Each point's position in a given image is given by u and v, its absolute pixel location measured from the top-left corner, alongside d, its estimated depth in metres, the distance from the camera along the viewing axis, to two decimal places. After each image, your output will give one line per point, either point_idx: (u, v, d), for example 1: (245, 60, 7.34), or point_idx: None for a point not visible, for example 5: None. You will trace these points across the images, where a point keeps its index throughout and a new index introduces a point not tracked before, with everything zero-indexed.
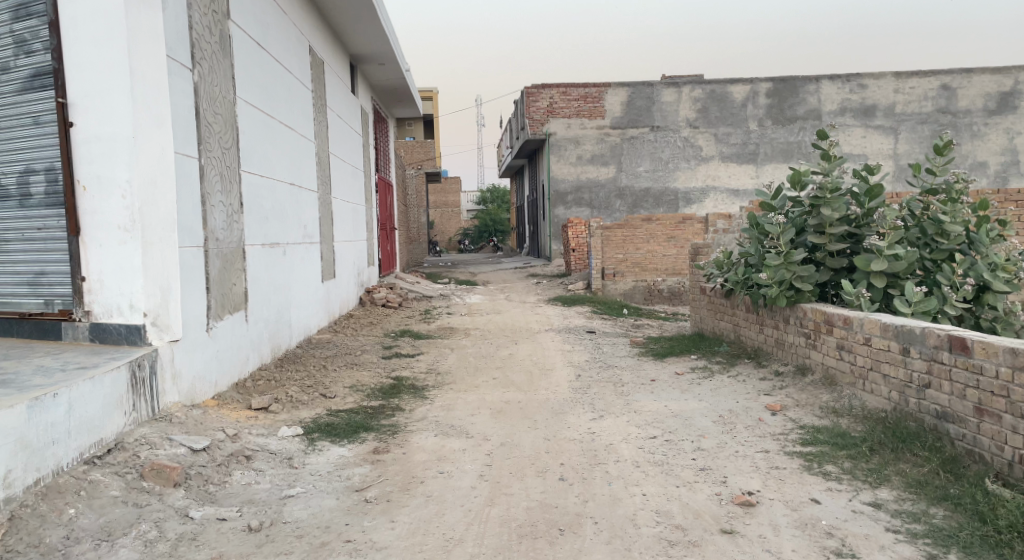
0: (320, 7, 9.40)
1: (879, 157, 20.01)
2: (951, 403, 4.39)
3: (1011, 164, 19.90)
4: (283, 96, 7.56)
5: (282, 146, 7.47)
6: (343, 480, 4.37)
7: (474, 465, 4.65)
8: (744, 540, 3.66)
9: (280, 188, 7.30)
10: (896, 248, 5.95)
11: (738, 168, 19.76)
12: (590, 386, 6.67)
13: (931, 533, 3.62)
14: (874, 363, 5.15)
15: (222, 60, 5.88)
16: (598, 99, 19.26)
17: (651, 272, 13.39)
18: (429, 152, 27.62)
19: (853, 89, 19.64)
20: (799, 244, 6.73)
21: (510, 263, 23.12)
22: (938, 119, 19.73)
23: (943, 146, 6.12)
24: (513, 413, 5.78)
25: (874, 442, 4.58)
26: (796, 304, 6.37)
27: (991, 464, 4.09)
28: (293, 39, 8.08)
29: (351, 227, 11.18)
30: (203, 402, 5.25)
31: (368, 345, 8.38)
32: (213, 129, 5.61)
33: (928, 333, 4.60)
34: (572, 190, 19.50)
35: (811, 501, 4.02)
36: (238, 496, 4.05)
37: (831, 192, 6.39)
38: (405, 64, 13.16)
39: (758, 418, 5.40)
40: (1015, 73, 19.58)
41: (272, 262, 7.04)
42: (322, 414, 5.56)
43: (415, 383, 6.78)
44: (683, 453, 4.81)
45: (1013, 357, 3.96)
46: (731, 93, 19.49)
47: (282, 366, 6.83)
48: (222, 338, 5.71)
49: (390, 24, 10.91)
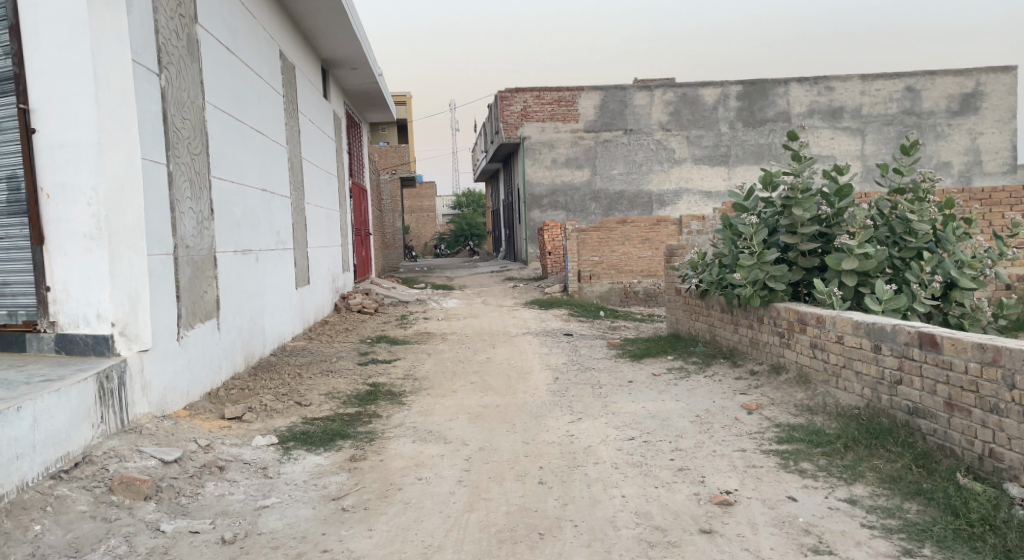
0: (290, 11, 9.32)
1: (847, 158, 20.33)
2: (922, 399, 4.45)
3: (974, 164, 20.31)
4: (252, 100, 7.44)
5: (253, 151, 7.36)
6: (319, 489, 4.32)
7: (453, 470, 4.62)
8: (723, 540, 3.68)
9: (252, 193, 7.21)
10: (866, 247, 6.03)
11: (710, 170, 19.94)
12: (568, 389, 6.67)
13: (905, 528, 3.65)
14: (847, 360, 5.22)
15: (190, 64, 5.79)
16: (572, 103, 19.34)
17: (626, 275, 13.44)
18: (404, 157, 27.35)
19: (820, 91, 19.96)
20: (771, 245, 6.80)
21: (488, 266, 23.31)
22: (903, 120, 20.08)
23: (909, 146, 6.16)
24: (491, 417, 5.76)
25: (848, 439, 4.62)
26: (769, 303, 6.43)
27: (962, 458, 4.13)
28: (263, 43, 7.98)
29: (325, 232, 11.08)
30: (174, 413, 5.16)
31: (344, 352, 8.32)
32: (182, 135, 5.52)
33: (899, 330, 4.67)
34: (547, 193, 19.52)
35: (787, 499, 4.05)
36: (212, 508, 3.98)
37: (802, 192, 6.47)
38: (377, 68, 13.05)
39: (733, 416, 5.45)
40: (977, 75, 19.98)
41: (244, 270, 6.95)
42: (297, 422, 5.49)
43: (392, 389, 6.73)
44: (661, 454, 4.82)
45: (981, 352, 4.02)
46: (702, 96, 19.69)
47: (256, 374, 6.73)
48: (194, 347, 5.62)
49: (361, 27, 10.81)
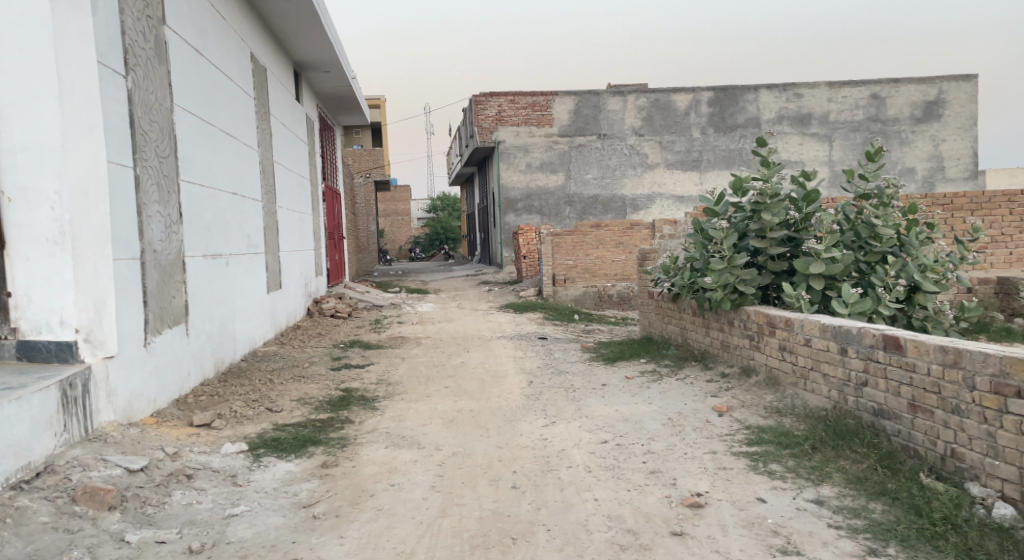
0: (262, 14, 9.26)
1: (815, 164, 20.64)
2: (887, 400, 4.53)
3: (937, 170, 20.75)
4: (222, 103, 7.36)
5: (223, 154, 7.28)
6: (290, 496, 4.28)
7: (426, 476, 4.61)
8: (694, 542, 3.71)
9: (222, 197, 7.13)
10: (833, 251, 6.13)
11: (683, 174, 20.13)
12: (542, 392, 6.68)
13: (871, 527, 3.71)
14: (814, 363, 5.29)
15: (158, 66, 5.72)
16: (546, 107, 19.42)
17: (600, 278, 13.52)
18: (378, 160, 27.20)
19: (789, 98, 20.26)
20: (741, 249, 6.88)
21: (462, 270, 23.24)
22: (869, 127, 20.44)
23: (875, 152, 6.29)
24: (465, 422, 5.75)
25: (816, 440, 4.69)
26: (739, 307, 6.51)
27: (925, 459, 4.22)
28: (234, 46, 7.91)
29: (297, 236, 10.99)
30: (140, 420, 5.07)
31: (316, 357, 8.25)
32: (149, 138, 5.45)
33: (865, 332, 4.76)
34: (522, 197, 19.55)
35: (757, 500, 4.09)
36: (179, 517, 3.92)
37: (771, 197, 6.55)
38: (350, 72, 12.99)
39: (705, 419, 5.50)
40: (940, 83, 20.43)
41: (214, 274, 6.87)
42: (268, 428, 5.44)
43: (365, 394, 6.69)
44: (634, 456, 4.85)
45: (943, 354, 4.11)
46: (675, 102, 19.89)
47: (226, 381, 6.64)
48: (161, 353, 5.54)
49: (334, 31, 10.76)
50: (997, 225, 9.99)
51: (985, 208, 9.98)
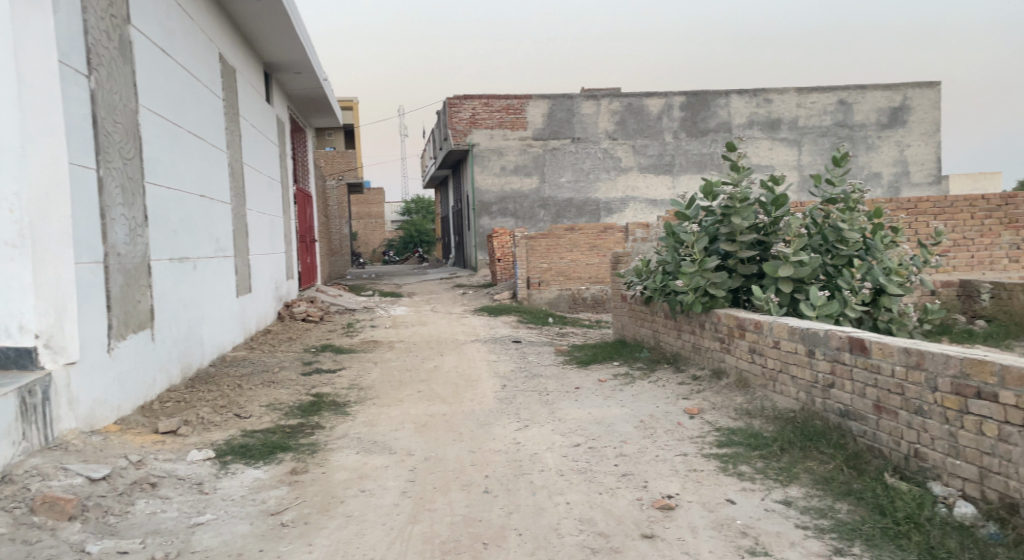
0: (231, 14, 9.15)
1: (785, 168, 20.93)
2: (853, 401, 4.60)
3: (902, 175, 21.15)
4: (190, 104, 7.26)
5: (191, 157, 7.18)
6: (258, 504, 4.22)
7: (397, 481, 4.58)
8: (664, 544, 3.73)
9: (189, 200, 7.03)
10: (801, 255, 6.20)
11: (656, 178, 20.28)
12: (515, 396, 6.68)
13: (836, 527, 3.76)
14: (783, 365, 5.36)
15: (122, 66, 5.62)
16: (519, 111, 19.46)
17: (574, 281, 13.57)
18: (350, 162, 27.00)
19: (759, 103, 20.52)
20: (712, 252, 6.94)
21: (436, 273, 23.15)
22: (837, 132, 20.78)
23: (841, 157, 6.38)
24: (437, 427, 5.73)
25: (784, 441, 4.75)
26: (710, 310, 6.56)
27: (889, 459, 4.28)
28: (202, 46, 7.81)
29: (267, 239, 10.87)
30: (104, 428, 4.97)
31: (287, 362, 8.16)
32: (113, 139, 5.36)
33: (831, 335, 4.83)
34: (496, 200, 19.55)
35: (726, 502, 4.13)
36: (142, 526, 3.85)
37: (740, 201, 6.62)
38: (322, 73, 12.90)
39: (676, 421, 5.54)
40: (904, 90, 20.84)
41: (181, 278, 6.76)
42: (236, 435, 5.36)
43: (336, 399, 6.63)
44: (606, 459, 4.87)
45: (906, 356, 4.18)
46: (647, 106, 20.04)
47: (193, 387, 6.54)
48: (125, 359, 5.44)
49: (305, 32, 10.68)
50: (959, 229, 10.19)
51: (948, 212, 10.18)
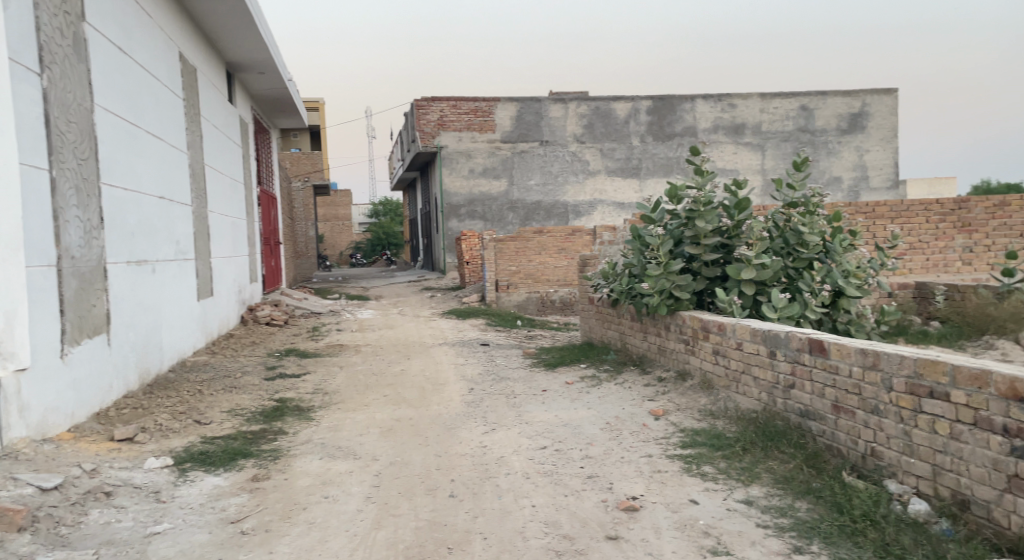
0: (191, 13, 9.01)
1: (749, 172, 21.23)
2: (812, 402, 4.68)
3: (861, 180, 21.60)
4: (148, 104, 7.13)
5: (150, 158, 7.05)
6: (217, 512, 4.15)
7: (361, 487, 4.54)
8: (628, 545, 3.75)
9: (148, 202, 6.90)
10: (763, 257, 6.29)
11: (623, 182, 20.43)
12: (482, 399, 6.66)
13: (796, 526, 3.82)
14: (745, 366, 5.43)
15: (77, 64, 5.50)
16: (488, 113, 19.46)
17: (543, 284, 13.60)
18: (316, 163, 26.73)
19: (724, 108, 20.80)
20: (676, 255, 7.00)
21: (404, 276, 23.02)
22: (799, 137, 21.14)
23: (801, 162, 6.48)
24: (403, 431, 5.69)
25: (746, 441, 4.81)
26: (675, 312, 6.62)
27: (847, 458, 4.36)
28: (161, 44, 7.67)
29: (230, 242, 10.71)
30: (57, 435, 4.84)
31: (249, 366, 8.04)
32: (67, 139, 5.24)
33: (792, 336, 4.90)
34: (464, 203, 19.51)
35: (689, 502, 4.17)
36: (96, 537, 3.75)
37: (704, 205, 6.70)
38: (287, 73, 12.77)
39: (641, 423, 5.57)
40: (863, 96, 21.30)
41: (139, 282, 6.62)
42: (195, 442, 5.27)
43: (301, 404, 6.55)
44: (571, 462, 4.88)
45: (863, 357, 4.26)
46: (615, 110, 20.19)
47: (151, 393, 6.40)
48: (80, 365, 5.30)
49: (269, 32, 10.56)
50: (914, 233, 10.45)
51: (904, 216, 10.42)
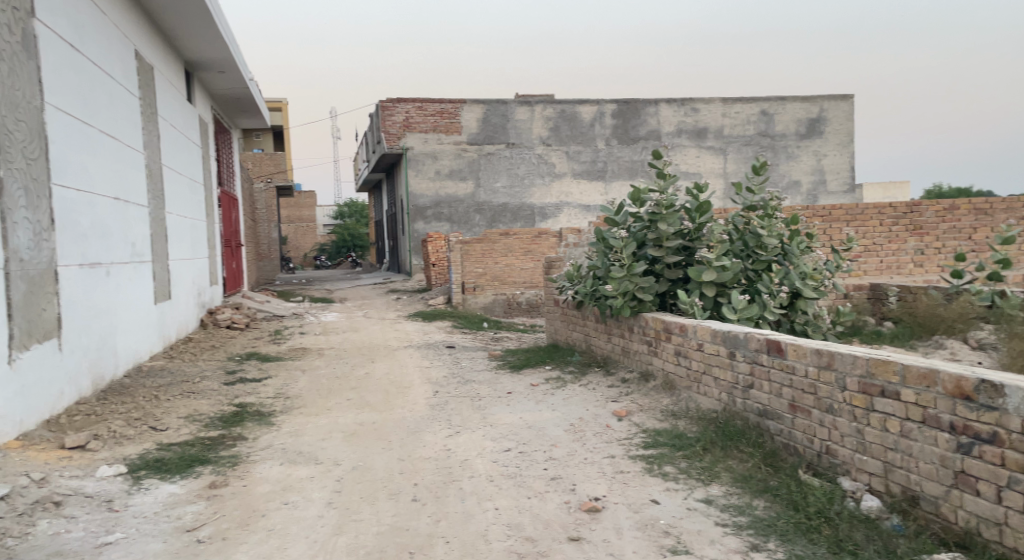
0: (148, 10, 8.84)
1: (711, 176, 21.52)
2: (770, 401, 4.75)
3: (819, 184, 22.04)
4: (103, 103, 6.97)
5: (104, 158, 6.90)
6: (172, 520, 4.07)
7: (322, 492, 4.49)
8: (590, 546, 3.76)
9: (102, 203, 6.74)
10: (723, 260, 6.37)
11: (589, 185, 20.55)
12: (447, 402, 6.64)
13: (754, 524, 3.87)
14: (706, 367, 5.49)
15: (26, 62, 5.35)
16: (454, 115, 19.42)
17: (509, 286, 13.60)
18: (280, 163, 26.39)
19: (687, 112, 21.06)
20: (640, 257, 7.06)
21: (368, 278, 22.87)
22: (759, 141, 21.50)
23: (760, 166, 6.58)
24: (367, 435, 5.64)
25: (706, 441, 4.87)
26: (638, 314, 6.68)
27: (803, 456, 4.44)
28: (116, 42, 7.51)
29: (189, 244, 10.51)
30: (4, 444, 4.70)
31: (209, 371, 7.90)
32: (15, 137, 5.10)
33: (750, 337, 4.97)
34: (431, 205, 19.42)
35: (650, 502, 4.20)
36: (44, 548, 3.65)
37: (666, 208, 6.77)
38: (248, 73, 12.59)
39: (605, 424, 5.60)
40: (821, 102, 21.76)
41: (92, 285, 6.46)
42: (150, 449, 5.15)
43: (261, 409, 6.45)
44: (535, 464, 4.88)
45: (818, 357, 4.34)
46: (580, 113, 20.31)
47: (106, 399, 6.24)
48: (28, 371, 5.15)
49: (229, 30, 10.41)
50: (869, 235, 10.69)
51: (859, 219, 10.66)
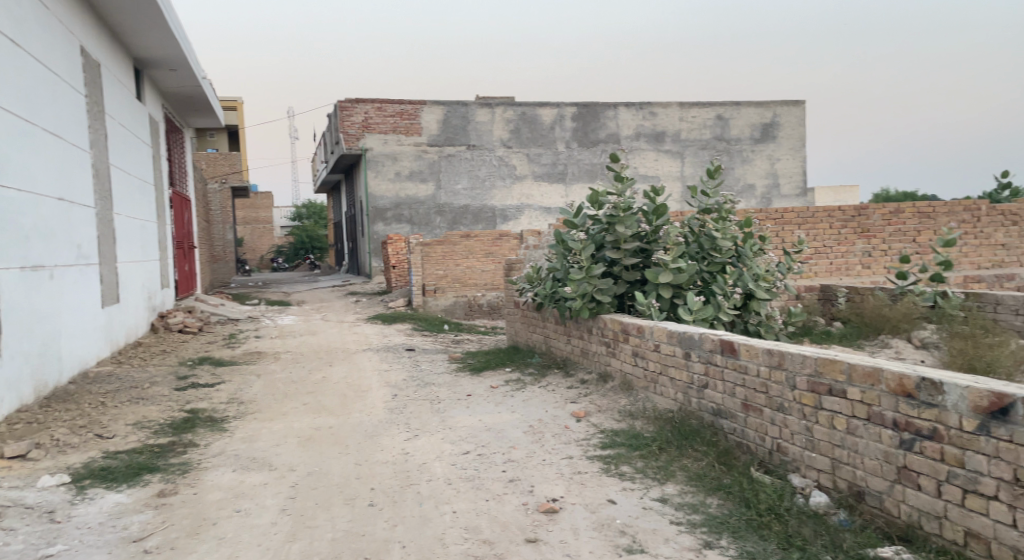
0: (94, 5, 8.60)
1: (669, 179, 21.79)
2: (724, 401, 4.81)
3: (773, 187, 22.48)
4: (46, 100, 6.76)
5: (48, 157, 6.68)
6: (118, 531, 3.95)
7: (276, 499, 4.41)
8: (547, 548, 3.77)
9: (45, 203, 6.53)
10: (679, 262, 6.45)
11: (549, 187, 20.62)
12: (406, 405, 6.58)
13: (707, 521, 3.92)
14: (662, 367, 5.55)
15: None
16: (414, 116, 19.32)
17: (470, 288, 13.57)
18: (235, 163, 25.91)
19: (645, 116, 21.29)
20: (598, 259, 7.10)
21: (330, 280, 22.94)
22: (715, 145, 21.84)
23: (715, 170, 6.67)
24: (324, 440, 5.56)
25: (662, 441, 4.92)
26: (596, 315, 6.72)
27: (756, 454, 4.51)
28: (61, 38, 7.29)
29: (138, 246, 10.24)
30: None
31: (160, 376, 7.70)
32: None
33: (705, 337, 5.04)
34: (391, 206, 19.26)
35: (607, 502, 4.22)
36: None
37: (624, 211, 6.84)
38: (201, 71, 12.34)
39: (563, 425, 5.62)
40: (774, 107, 22.21)
41: (35, 288, 6.25)
42: (96, 457, 5.00)
43: (214, 415, 6.31)
44: (494, 466, 4.87)
45: (769, 356, 4.42)
46: (540, 116, 20.38)
47: (49, 406, 6.04)
48: None
49: (180, 28, 10.18)
50: (819, 238, 10.93)
51: (809, 222, 10.89)
